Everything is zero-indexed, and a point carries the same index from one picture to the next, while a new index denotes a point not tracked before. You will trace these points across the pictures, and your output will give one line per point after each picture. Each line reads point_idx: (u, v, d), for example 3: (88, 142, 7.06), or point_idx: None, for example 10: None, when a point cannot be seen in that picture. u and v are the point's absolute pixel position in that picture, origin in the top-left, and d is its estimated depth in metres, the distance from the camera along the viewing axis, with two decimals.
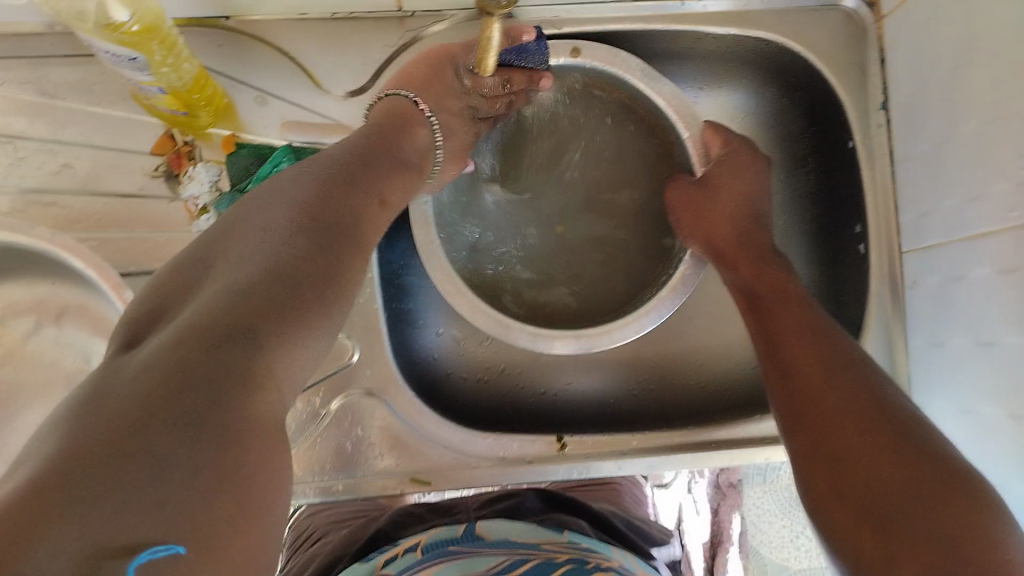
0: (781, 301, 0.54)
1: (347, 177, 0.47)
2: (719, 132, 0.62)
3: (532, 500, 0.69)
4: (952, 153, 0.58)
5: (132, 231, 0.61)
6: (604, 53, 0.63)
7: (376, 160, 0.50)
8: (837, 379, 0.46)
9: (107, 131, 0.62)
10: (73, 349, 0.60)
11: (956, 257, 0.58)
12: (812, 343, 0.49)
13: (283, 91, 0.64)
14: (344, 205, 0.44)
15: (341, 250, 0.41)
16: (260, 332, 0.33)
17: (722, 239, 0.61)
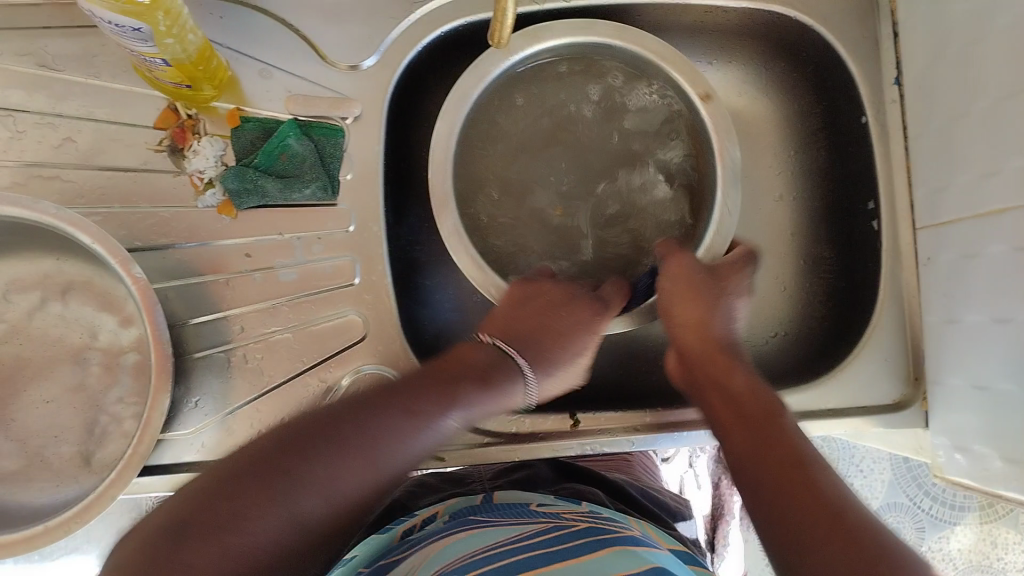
0: (744, 404, 0.53)
1: (289, 448, 0.46)
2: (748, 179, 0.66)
3: (544, 470, 0.69)
4: (967, 127, 0.57)
5: (136, 206, 0.60)
6: (632, 38, 0.64)
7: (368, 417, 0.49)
8: (775, 466, 0.46)
9: (109, 105, 0.60)
10: (80, 327, 0.59)
11: (971, 232, 0.57)
12: (754, 438, 0.49)
13: (287, 65, 0.62)
14: (266, 473, 0.44)
15: (275, 487, 0.44)
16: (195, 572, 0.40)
17: (673, 314, 0.60)
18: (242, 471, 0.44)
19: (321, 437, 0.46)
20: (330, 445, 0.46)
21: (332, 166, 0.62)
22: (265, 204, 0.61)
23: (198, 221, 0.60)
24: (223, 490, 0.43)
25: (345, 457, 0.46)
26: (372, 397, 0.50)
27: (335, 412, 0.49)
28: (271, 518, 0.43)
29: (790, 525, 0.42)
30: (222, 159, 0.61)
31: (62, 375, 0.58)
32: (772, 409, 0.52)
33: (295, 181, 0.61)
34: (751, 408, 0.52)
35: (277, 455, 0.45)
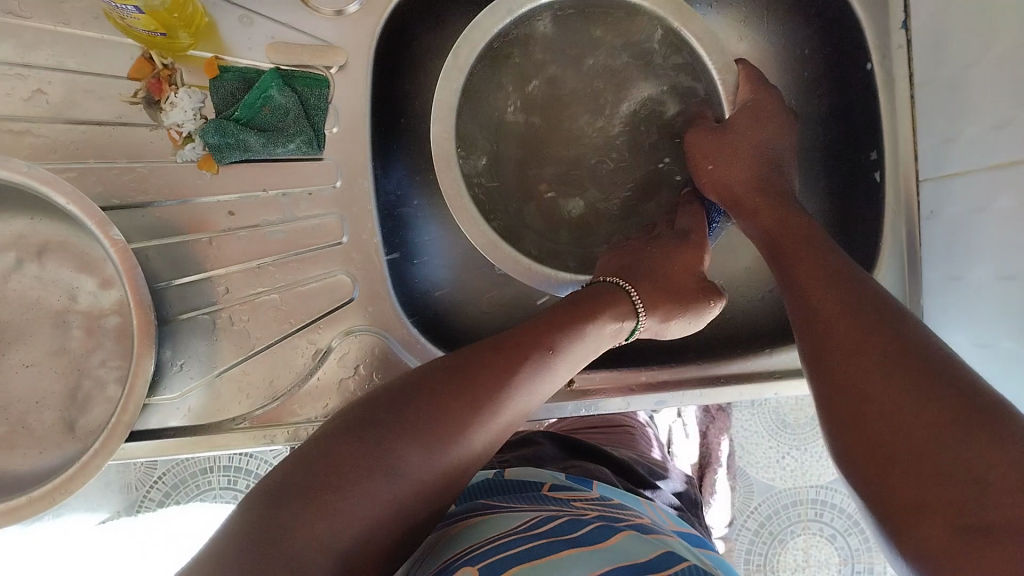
0: (840, 281, 0.49)
1: (494, 344, 0.49)
2: (751, 78, 0.61)
3: (551, 450, 0.68)
4: (979, 78, 0.55)
5: (112, 161, 0.57)
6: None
7: (567, 318, 0.51)
8: (863, 325, 0.45)
9: (80, 53, 0.57)
10: (58, 288, 0.57)
11: (980, 187, 0.56)
12: (851, 316, 0.46)
13: (267, 10, 0.59)
14: (444, 386, 0.46)
15: (446, 419, 0.44)
16: (375, 460, 0.42)
17: (737, 181, 0.59)
18: (396, 403, 0.45)
19: (499, 360, 0.48)
20: (500, 361, 0.48)
21: (316, 119, 0.59)
22: (247, 159, 0.58)
23: (177, 178, 0.58)
24: (428, 396, 0.45)
25: (520, 360, 0.48)
26: (526, 329, 0.50)
27: (493, 342, 0.49)
28: (463, 436, 0.44)
29: (925, 411, 0.38)
30: (200, 111, 0.58)
31: (42, 340, 0.56)
32: (851, 280, 0.49)
33: (278, 135, 0.58)
34: (804, 255, 0.52)
35: (457, 367, 0.47)
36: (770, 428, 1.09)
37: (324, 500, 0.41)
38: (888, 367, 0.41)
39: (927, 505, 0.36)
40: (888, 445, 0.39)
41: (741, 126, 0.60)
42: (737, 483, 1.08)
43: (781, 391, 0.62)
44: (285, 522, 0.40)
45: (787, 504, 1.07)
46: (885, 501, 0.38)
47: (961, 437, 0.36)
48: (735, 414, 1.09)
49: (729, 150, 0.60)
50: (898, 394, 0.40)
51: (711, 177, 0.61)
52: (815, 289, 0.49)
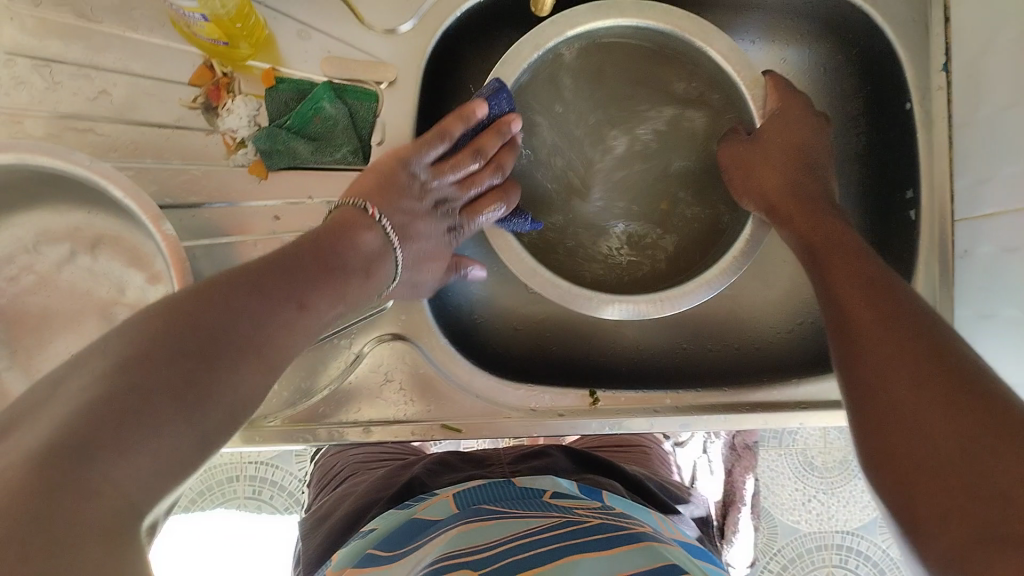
0: (876, 289, 0.49)
1: (276, 275, 0.43)
2: (780, 86, 0.61)
3: (564, 463, 0.69)
4: (1018, 119, 0.55)
5: (168, 162, 0.60)
6: (691, 24, 0.62)
7: (314, 269, 0.46)
8: (897, 334, 0.45)
9: (144, 59, 0.60)
10: (109, 281, 0.59)
11: (1014, 228, 0.56)
12: (888, 324, 0.46)
13: (324, 25, 0.61)
14: (234, 312, 0.39)
15: (234, 361, 0.37)
16: (198, 380, 0.35)
17: (774, 190, 0.59)
18: (218, 319, 0.38)
19: (286, 280, 0.44)
20: (307, 285, 0.45)
21: (363, 132, 0.62)
22: (295, 166, 0.61)
23: (229, 181, 0.60)
24: (217, 326, 0.38)
25: (313, 281, 0.46)
26: (316, 247, 0.48)
27: (307, 262, 0.46)
28: (245, 374, 0.38)
29: (956, 424, 0.38)
30: (255, 119, 0.61)
31: (89, 328, 0.58)
32: (885, 288, 0.49)
33: (327, 144, 0.61)
34: (841, 260, 0.52)
35: (236, 297, 0.40)
36: (796, 470, 1.08)
37: (72, 495, 0.28)
38: (921, 381, 0.41)
39: (951, 520, 0.36)
40: (918, 461, 0.39)
41: (775, 132, 0.60)
42: (761, 522, 1.07)
43: (806, 420, 0.63)
44: (67, 478, 0.28)
45: (811, 547, 1.06)
46: (910, 514, 0.38)
47: (989, 452, 0.36)
48: (761, 454, 1.09)
49: (765, 156, 0.60)
50: (931, 406, 0.40)
51: (749, 189, 0.61)
52: (849, 296, 0.49)
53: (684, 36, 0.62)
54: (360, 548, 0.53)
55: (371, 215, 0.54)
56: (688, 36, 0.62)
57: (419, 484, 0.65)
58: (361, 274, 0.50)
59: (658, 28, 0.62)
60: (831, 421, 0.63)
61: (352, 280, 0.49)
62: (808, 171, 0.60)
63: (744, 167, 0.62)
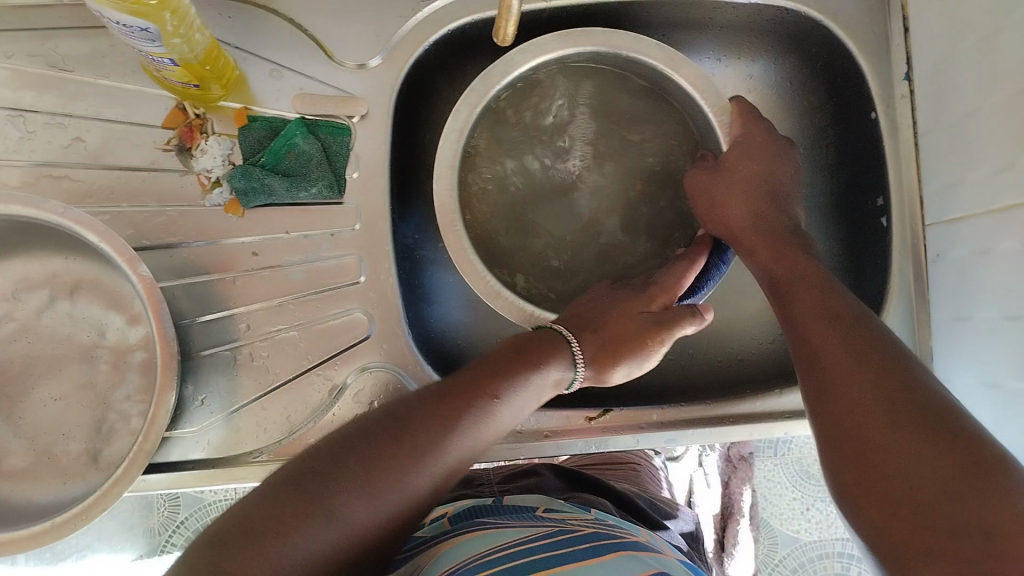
0: (842, 323, 0.50)
1: (433, 396, 0.50)
2: (743, 111, 0.62)
3: (553, 481, 0.69)
4: (978, 125, 0.56)
5: (144, 205, 0.60)
6: (657, 51, 0.62)
7: (488, 371, 0.52)
8: (867, 367, 0.46)
9: (117, 104, 0.60)
10: (89, 325, 0.59)
11: (981, 231, 0.57)
12: (856, 359, 0.47)
13: (294, 63, 0.62)
14: (384, 445, 0.46)
15: (373, 480, 0.45)
16: (347, 486, 0.44)
17: (737, 224, 0.61)
18: (381, 429, 0.48)
19: (459, 395, 0.50)
20: (477, 396, 0.50)
21: (337, 165, 0.62)
22: (272, 203, 0.61)
23: (205, 220, 0.61)
24: (357, 455, 0.46)
25: (489, 387, 0.51)
26: (513, 349, 0.54)
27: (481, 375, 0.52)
28: (385, 495, 0.45)
29: (931, 462, 0.39)
30: (229, 158, 0.61)
31: (70, 374, 0.59)
32: (852, 320, 0.50)
33: (302, 180, 0.61)
34: (803, 294, 0.53)
35: (387, 429, 0.48)
36: (795, 479, 1.08)
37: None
38: (892, 417, 0.43)
39: (928, 552, 0.37)
40: (894, 491, 0.40)
41: (738, 158, 0.61)
42: (761, 534, 1.07)
43: (791, 429, 0.63)
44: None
45: (814, 556, 1.06)
46: (886, 542, 0.39)
47: (966, 493, 0.37)
48: (757, 464, 1.09)
49: (729, 185, 0.61)
50: (906, 443, 0.41)
51: (714, 218, 0.62)
52: (816, 330, 0.51)
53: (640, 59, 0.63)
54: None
55: (571, 345, 0.56)
56: (646, 58, 0.62)
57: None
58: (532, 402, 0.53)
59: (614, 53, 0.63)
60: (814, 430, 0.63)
61: (528, 376, 0.53)
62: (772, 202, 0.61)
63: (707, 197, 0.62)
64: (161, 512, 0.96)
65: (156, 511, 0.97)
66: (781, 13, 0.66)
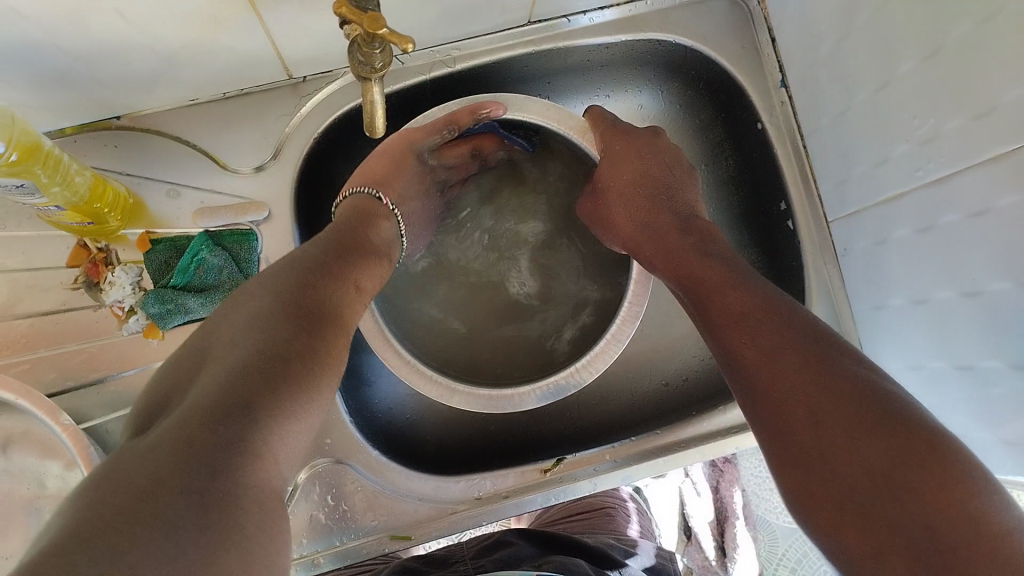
0: (753, 316, 0.48)
1: (321, 270, 0.51)
2: (599, 118, 0.66)
3: (527, 549, 0.69)
4: (854, 122, 0.58)
5: (63, 346, 0.60)
6: (541, 107, 0.65)
7: (344, 254, 0.53)
8: (791, 358, 0.44)
9: (19, 252, 0.60)
10: (26, 477, 0.59)
11: (877, 221, 0.59)
12: (778, 351, 0.45)
13: (190, 178, 0.63)
14: (289, 318, 0.45)
15: (287, 372, 0.42)
16: (256, 406, 0.39)
17: (632, 235, 0.62)
18: (291, 328, 0.45)
19: (310, 296, 0.48)
20: (331, 288, 0.50)
21: (247, 271, 0.63)
22: (190, 320, 0.61)
23: (128, 350, 0.61)
24: (240, 387, 0.39)
25: (335, 276, 0.51)
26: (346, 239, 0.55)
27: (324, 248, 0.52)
28: (318, 380, 0.44)
29: (881, 449, 0.39)
30: (139, 284, 0.61)
31: (19, 525, 0.58)
32: (768, 305, 0.48)
33: (215, 293, 0.61)
34: (712, 285, 0.52)
35: (272, 342, 0.43)
36: None
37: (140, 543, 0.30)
38: (835, 402, 0.41)
39: (895, 552, 0.36)
40: (849, 503, 0.39)
41: (609, 174, 0.64)
42: (760, 532, 1.07)
43: (742, 443, 0.64)
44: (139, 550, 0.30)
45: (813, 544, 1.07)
46: (853, 549, 0.39)
47: (917, 482, 0.37)
48: (742, 464, 1.10)
49: (611, 201, 0.64)
50: (858, 443, 0.39)
51: (613, 233, 0.64)
52: (729, 329, 0.49)
53: (540, 121, 0.65)
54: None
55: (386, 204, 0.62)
56: (544, 119, 0.65)
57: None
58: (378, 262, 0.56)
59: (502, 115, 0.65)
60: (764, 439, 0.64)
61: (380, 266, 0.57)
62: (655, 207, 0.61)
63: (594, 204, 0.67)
64: None
65: None
66: (653, 45, 0.68)
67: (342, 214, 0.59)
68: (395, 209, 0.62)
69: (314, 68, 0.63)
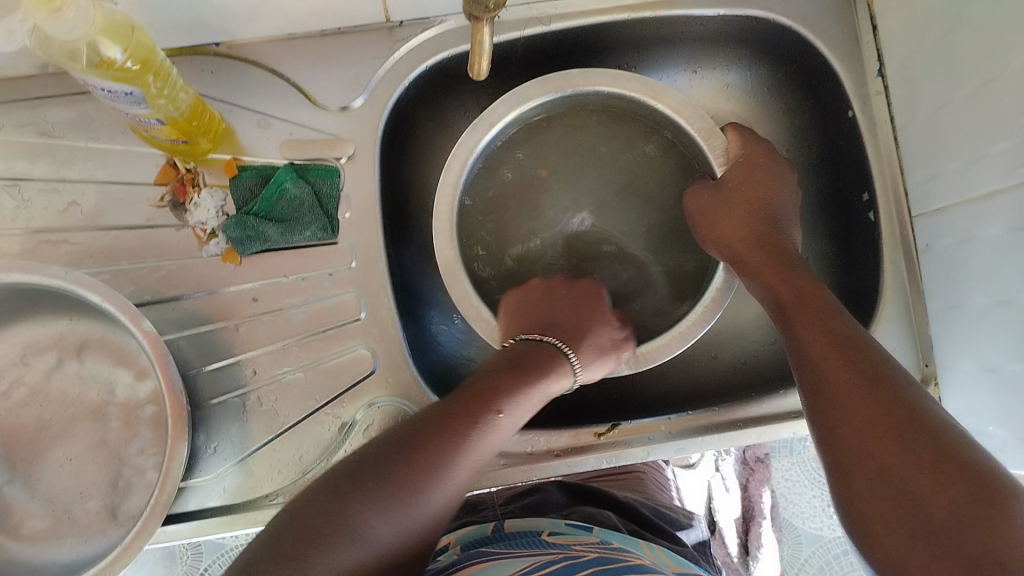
0: (842, 340, 0.49)
1: (475, 389, 0.55)
2: (740, 135, 0.64)
3: (556, 497, 0.70)
4: (951, 116, 0.57)
5: (143, 261, 0.61)
6: (645, 86, 0.63)
7: (506, 364, 0.57)
8: (870, 397, 0.45)
9: (109, 166, 0.62)
10: (96, 383, 0.60)
11: (964, 219, 0.58)
12: (862, 384, 0.46)
13: (280, 111, 0.64)
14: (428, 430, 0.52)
15: (401, 479, 0.49)
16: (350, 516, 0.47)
17: (735, 242, 0.61)
18: (421, 437, 0.51)
19: (456, 407, 0.53)
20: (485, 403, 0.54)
21: (329, 207, 0.63)
22: (268, 249, 0.63)
23: (204, 272, 0.62)
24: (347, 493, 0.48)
25: (465, 421, 0.52)
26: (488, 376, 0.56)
27: (466, 394, 0.54)
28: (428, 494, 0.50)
29: (944, 493, 0.39)
30: (222, 209, 0.62)
31: (83, 431, 0.60)
32: (854, 345, 0.49)
33: (295, 224, 0.62)
34: (807, 317, 0.52)
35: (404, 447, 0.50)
36: (812, 476, 1.08)
37: None
38: (903, 443, 0.42)
39: None
40: (913, 530, 0.39)
41: (737, 177, 0.62)
42: (784, 535, 1.06)
43: (799, 429, 0.63)
44: None
45: (838, 553, 1.05)
46: None
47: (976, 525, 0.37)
48: (775, 465, 1.09)
49: (704, 199, 0.64)
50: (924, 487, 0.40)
51: (706, 237, 0.64)
52: (814, 355, 0.49)
53: (633, 97, 0.64)
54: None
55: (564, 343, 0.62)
56: (636, 94, 0.64)
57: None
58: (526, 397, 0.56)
59: (592, 89, 0.64)
60: None
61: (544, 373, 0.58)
62: (748, 220, 0.61)
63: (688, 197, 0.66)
64: (184, 561, 1.04)
65: (179, 560, 1.04)
66: (750, 24, 0.68)
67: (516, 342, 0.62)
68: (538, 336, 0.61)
69: (410, 13, 0.63)
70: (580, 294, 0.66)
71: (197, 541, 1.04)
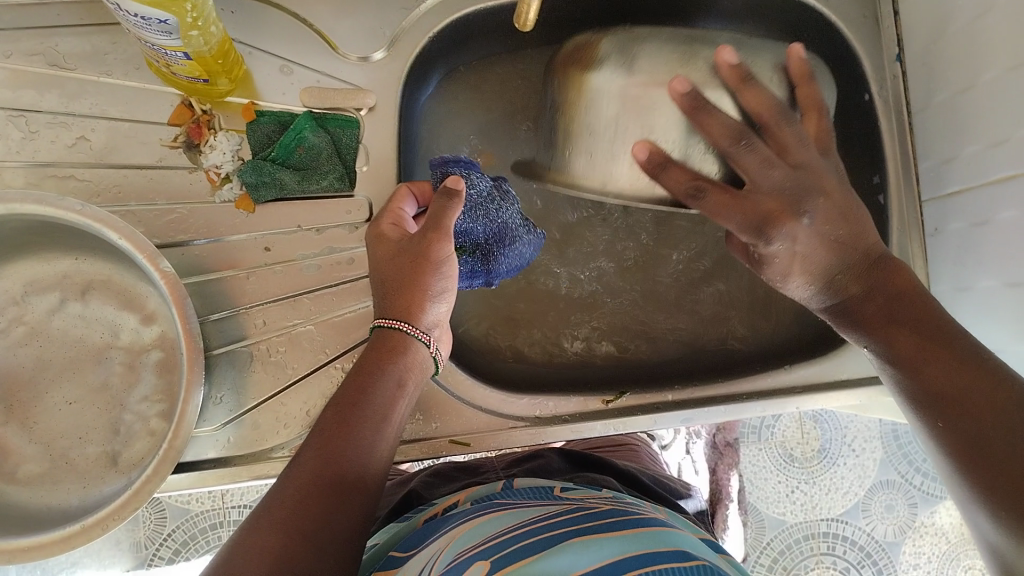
0: (957, 400, 0.45)
1: (357, 387, 0.50)
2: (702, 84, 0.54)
3: (556, 463, 0.70)
4: (973, 100, 0.58)
5: (152, 203, 0.60)
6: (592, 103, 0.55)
7: (373, 359, 0.52)
8: (991, 442, 0.43)
9: (121, 102, 0.60)
10: (102, 325, 0.59)
11: (979, 201, 0.59)
12: (975, 429, 0.44)
13: (304, 58, 0.62)
14: (332, 439, 0.47)
15: (326, 491, 0.45)
16: (295, 537, 0.43)
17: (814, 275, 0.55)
18: (321, 450, 0.47)
19: (342, 411, 0.49)
20: (374, 399, 0.50)
21: (347, 158, 0.62)
22: (282, 197, 0.61)
23: (215, 217, 0.60)
24: (291, 518, 0.43)
25: (362, 415, 0.49)
26: (352, 390, 0.50)
27: (339, 407, 0.49)
28: (353, 495, 0.46)
29: None
30: (238, 153, 0.61)
31: (86, 372, 0.58)
32: (962, 368, 0.46)
33: (312, 173, 0.61)
34: (905, 343, 0.49)
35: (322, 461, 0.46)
36: (777, 462, 1.04)
37: None
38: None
39: None
40: None
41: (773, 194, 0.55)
42: (748, 518, 1.03)
43: (803, 404, 0.64)
44: None
45: (799, 538, 1.02)
46: None
47: None
48: (743, 450, 1.05)
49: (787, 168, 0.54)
50: None
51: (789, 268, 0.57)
52: (927, 391, 0.47)
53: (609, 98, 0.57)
54: (379, 554, 0.53)
55: (417, 333, 0.54)
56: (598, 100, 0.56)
57: (417, 497, 0.65)
58: (397, 387, 0.52)
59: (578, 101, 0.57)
60: (827, 402, 0.64)
61: (406, 352, 0.53)
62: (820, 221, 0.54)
63: (813, 209, 0.54)
64: (147, 525, 0.95)
65: (142, 524, 0.96)
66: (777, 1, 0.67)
67: (376, 333, 0.54)
68: (422, 332, 0.54)
69: None
70: (394, 228, 0.56)
71: (158, 502, 0.96)
